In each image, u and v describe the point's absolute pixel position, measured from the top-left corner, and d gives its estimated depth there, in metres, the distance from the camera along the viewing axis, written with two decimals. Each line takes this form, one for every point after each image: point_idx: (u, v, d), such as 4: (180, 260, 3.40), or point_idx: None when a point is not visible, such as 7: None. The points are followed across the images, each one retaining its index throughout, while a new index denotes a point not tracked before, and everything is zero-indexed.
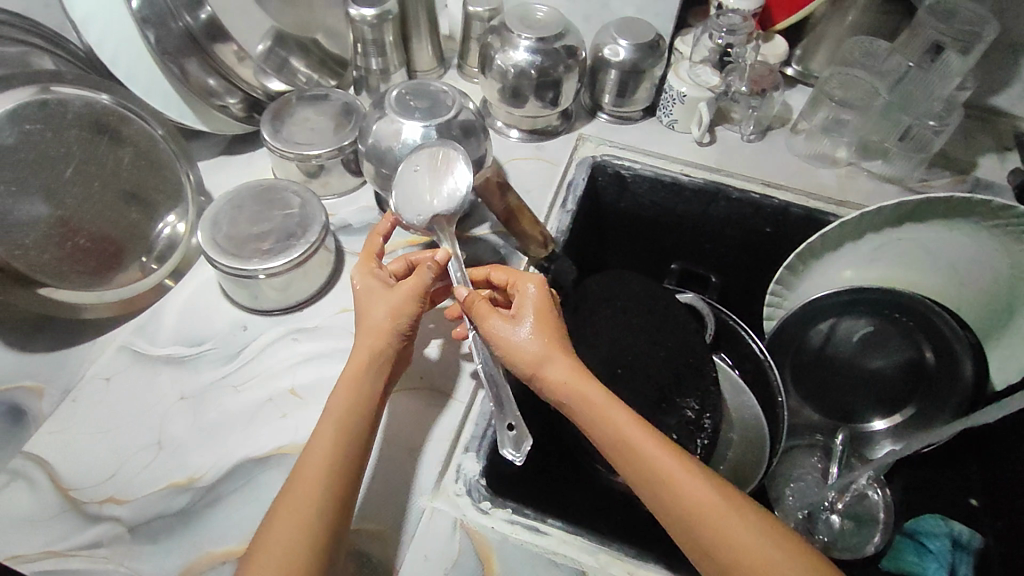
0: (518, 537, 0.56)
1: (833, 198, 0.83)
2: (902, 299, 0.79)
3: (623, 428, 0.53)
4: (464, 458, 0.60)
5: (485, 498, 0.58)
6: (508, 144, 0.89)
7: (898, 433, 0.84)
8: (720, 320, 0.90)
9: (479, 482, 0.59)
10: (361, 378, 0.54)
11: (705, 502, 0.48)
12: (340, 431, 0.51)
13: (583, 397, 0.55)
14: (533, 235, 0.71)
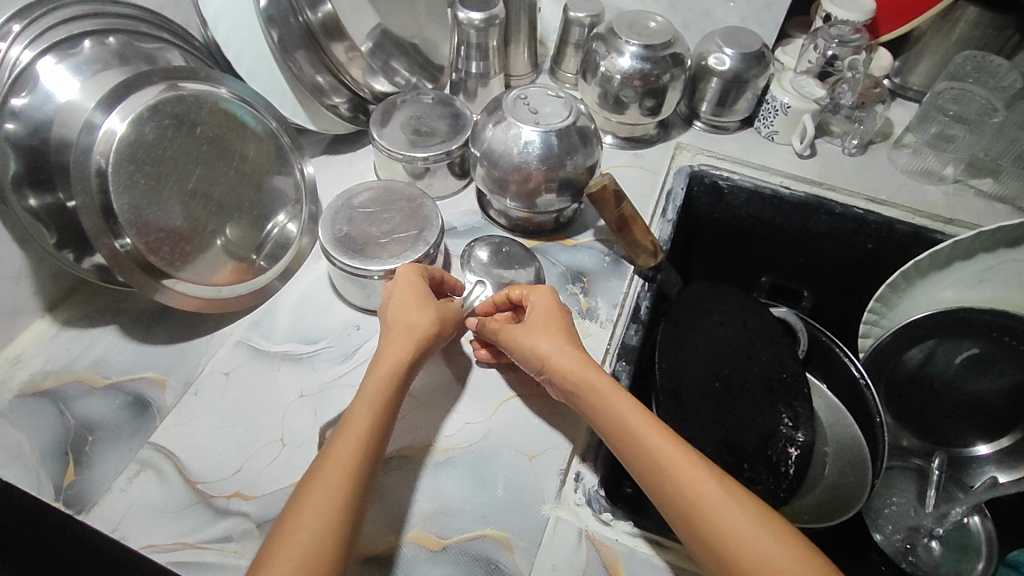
0: (645, 550, 0.54)
1: (941, 216, 0.82)
2: (1013, 324, 0.75)
3: (632, 420, 0.51)
4: (582, 467, 0.60)
5: (606, 509, 0.57)
6: (606, 151, 0.89)
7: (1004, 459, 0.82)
8: (814, 336, 0.88)
9: (599, 492, 0.58)
10: (393, 365, 0.53)
11: (716, 500, 0.45)
12: (360, 413, 0.50)
13: (594, 389, 0.53)
14: (644, 243, 0.70)
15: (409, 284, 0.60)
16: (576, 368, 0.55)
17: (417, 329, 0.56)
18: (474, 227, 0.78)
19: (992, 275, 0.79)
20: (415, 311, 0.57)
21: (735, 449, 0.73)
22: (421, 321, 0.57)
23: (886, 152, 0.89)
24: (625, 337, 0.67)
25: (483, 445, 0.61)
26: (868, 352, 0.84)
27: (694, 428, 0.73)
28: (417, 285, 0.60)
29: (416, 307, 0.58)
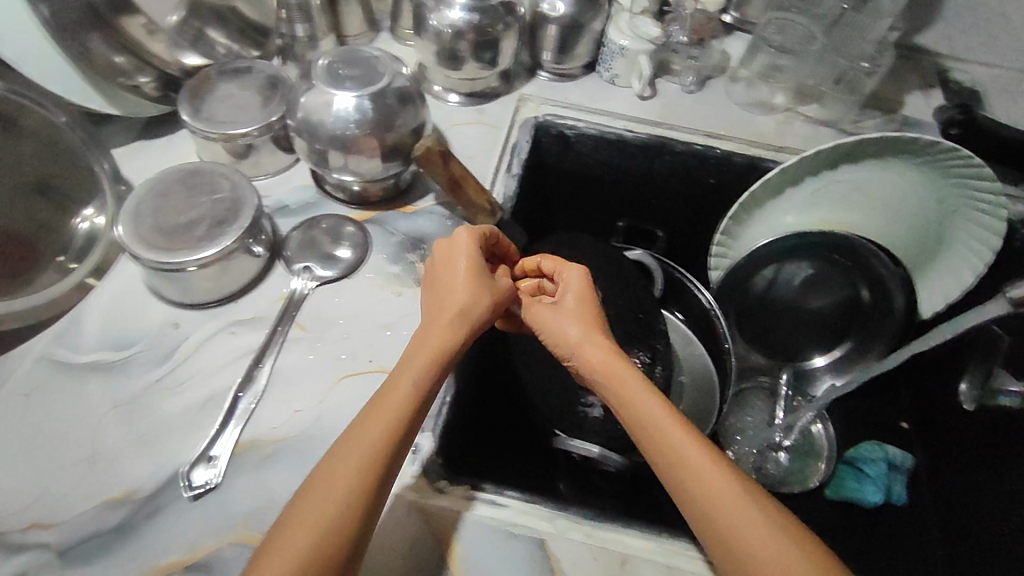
0: (478, 513, 0.55)
1: (773, 144, 0.85)
2: (840, 240, 0.82)
3: (644, 410, 0.49)
4: (419, 438, 0.57)
5: (441, 477, 0.56)
6: (449, 109, 0.85)
7: (837, 368, 0.90)
8: (669, 274, 0.91)
9: (435, 461, 0.56)
10: (431, 352, 0.50)
11: (729, 499, 0.44)
12: (381, 409, 0.47)
13: (620, 381, 0.52)
14: (480, 203, 0.69)
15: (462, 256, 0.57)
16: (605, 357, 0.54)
17: (458, 305, 0.54)
18: (308, 203, 0.73)
19: (818, 198, 0.84)
20: (465, 286, 0.55)
21: None
22: (466, 300, 0.54)
23: (723, 86, 0.90)
24: None
25: (312, 430, 0.56)
26: (719, 283, 0.87)
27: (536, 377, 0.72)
28: (469, 258, 0.56)
29: (468, 285, 0.55)
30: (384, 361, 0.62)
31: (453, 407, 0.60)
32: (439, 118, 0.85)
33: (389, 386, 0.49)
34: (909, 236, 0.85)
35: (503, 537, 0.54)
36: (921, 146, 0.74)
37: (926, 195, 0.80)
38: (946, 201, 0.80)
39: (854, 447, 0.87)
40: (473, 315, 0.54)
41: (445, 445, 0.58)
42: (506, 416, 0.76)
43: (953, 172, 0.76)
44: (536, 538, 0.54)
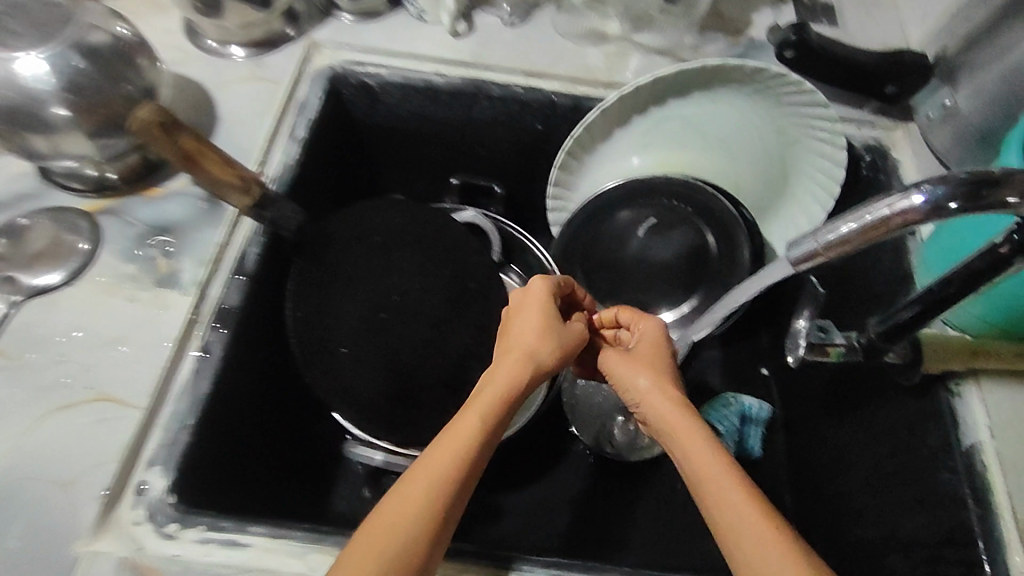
0: (211, 557, 0.47)
1: (601, 80, 0.74)
2: (674, 186, 0.76)
3: (686, 442, 0.47)
4: (147, 475, 0.49)
5: (170, 520, 0.48)
6: (224, 65, 0.71)
7: (684, 322, 0.78)
8: (504, 235, 0.83)
9: (164, 502, 0.48)
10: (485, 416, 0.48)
11: (750, 532, 0.41)
12: (454, 439, 0.46)
13: (682, 433, 0.48)
14: (227, 179, 0.57)
15: (535, 305, 0.57)
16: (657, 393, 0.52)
17: (527, 349, 0.53)
18: (24, 194, 0.60)
19: (651, 139, 0.76)
20: (532, 338, 0.54)
21: (402, 382, 0.69)
22: (533, 342, 0.54)
23: (550, 15, 0.78)
24: (222, 297, 0.58)
25: (5, 479, 0.48)
26: (562, 235, 0.81)
27: (325, 383, 0.66)
28: (544, 307, 0.56)
29: (527, 335, 0.54)
30: (106, 387, 0.52)
31: (196, 431, 0.52)
32: (206, 75, 0.70)
33: (457, 421, 0.48)
34: (756, 174, 0.76)
35: None
36: (747, 74, 0.67)
37: (764, 128, 0.73)
38: (785, 133, 0.73)
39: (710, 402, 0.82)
40: (533, 361, 0.53)
41: (184, 479, 0.50)
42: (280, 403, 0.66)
43: (783, 99, 0.69)
44: None
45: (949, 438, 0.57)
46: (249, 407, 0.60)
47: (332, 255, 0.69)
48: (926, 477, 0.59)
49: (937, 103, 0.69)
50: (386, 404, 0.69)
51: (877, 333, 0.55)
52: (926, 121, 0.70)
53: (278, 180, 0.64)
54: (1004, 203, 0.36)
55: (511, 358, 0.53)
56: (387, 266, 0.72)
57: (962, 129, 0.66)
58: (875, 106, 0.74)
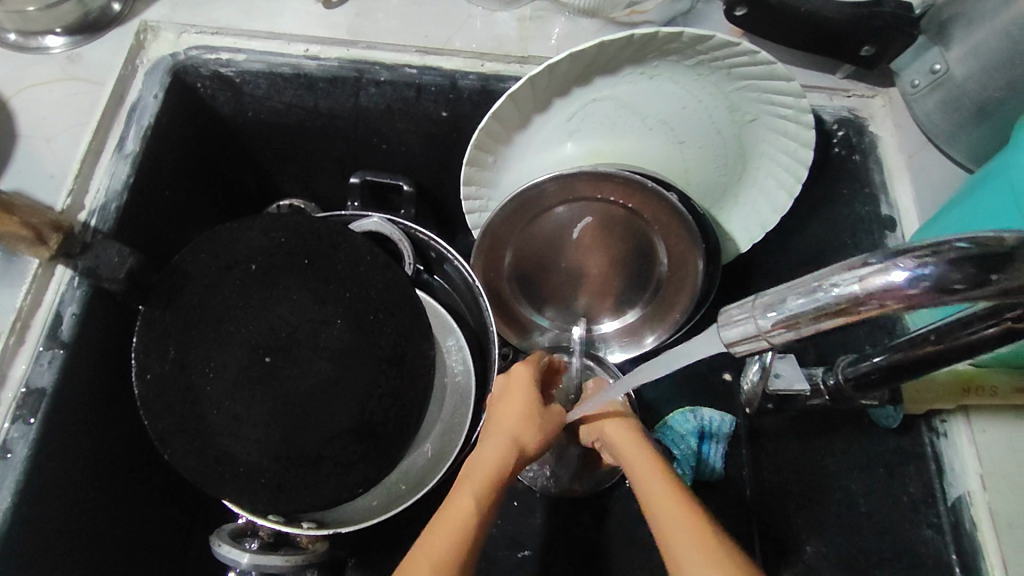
0: None
1: (513, 54, 0.60)
2: (618, 180, 0.61)
3: (658, 506, 0.42)
4: None
5: None
6: (25, 62, 0.55)
7: (628, 331, 0.74)
8: (415, 241, 0.69)
9: None
10: (472, 513, 0.43)
11: None
12: (452, 522, 0.42)
13: (668, 519, 0.41)
14: (9, 230, 0.44)
15: (524, 393, 0.52)
16: (637, 457, 0.48)
17: (523, 435, 0.49)
18: None
19: (580, 123, 0.61)
20: (518, 419, 0.50)
21: (293, 443, 0.56)
22: (523, 429, 0.49)
23: None
24: (29, 377, 0.45)
25: None
26: (484, 229, 0.64)
27: (186, 463, 0.53)
28: (530, 389, 0.52)
29: (514, 420, 0.50)
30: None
31: None
32: (2, 77, 0.54)
33: (450, 503, 0.44)
34: (705, 158, 0.63)
35: None
36: (685, 43, 0.53)
37: (716, 105, 0.60)
38: (739, 112, 0.60)
39: (666, 418, 0.71)
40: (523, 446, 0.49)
41: None
42: (134, 489, 0.54)
43: (736, 70, 0.56)
44: None
45: (932, 489, 0.49)
46: (81, 509, 0.48)
47: (182, 300, 0.55)
48: (903, 530, 0.51)
49: (924, 67, 0.56)
50: (276, 472, 0.55)
51: (847, 380, 0.45)
52: (911, 89, 0.58)
53: (101, 214, 0.51)
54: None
55: (492, 439, 0.49)
56: (261, 298, 0.58)
57: (953, 99, 0.54)
58: (849, 71, 0.61)
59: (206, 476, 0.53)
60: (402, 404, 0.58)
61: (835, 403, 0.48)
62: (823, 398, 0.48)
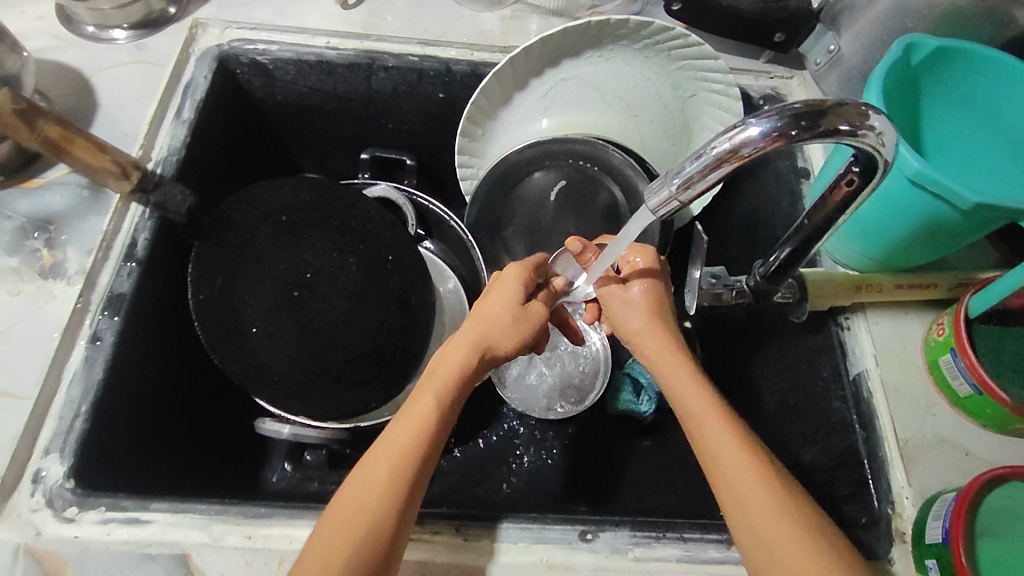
0: (112, 537, 0.49)
1: (497, 45, 0.74)
2: (578, 145, 0.75)
3: (702, 412, 0.48)
4: (45, 462, 0.50)
5: (70, 504, 0.49)
6: (102, 50, 0.68)
7: None
8: (418, 207, 0.81)
9: (64, 488, 0.50)
10: (432, 410, 0.48)
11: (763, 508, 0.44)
12: (411, 422, 0.48)
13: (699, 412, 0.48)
14: (102, 166, 0.56)
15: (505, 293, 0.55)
16: (661, 355, 0.52)
17: (491, 337, 0.52)
18: None
19: (552, 100, 0.76)
20: (492, 322, 0.53)
21: (319, 359, 0.66)
22: (489, 329, 0.52)
23: None
24: (112, 284, 0.57)
25: None
26: (472, 196, 0.78)
27: (231, 365, 0.64)
28: (514, 293, 0.54)
29: (484, 322, 0.53)
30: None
31: (91, 418, 0.53)
32: (83, 61, 0.68)
33: (411, 405, 0.49)
34: (656, 128, 0.77)
35: (137, 560, 0.48)
36: (631, 29, 0.68)
37: (661, 82, 0.74)
38: (682, 88, 0.74)
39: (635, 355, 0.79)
40: (490, 349, 0.52)
41: (84, 464, 0.51)
42: (187, 391, 0.66)
43: (675, 53, 0.71)
44: (181, 553, 0.49)
45: (839, 368, 0.61)
46: (146, 398, 0.59)
47: (223, 238, 0.66)
48: (823, 407, 0.63)
49: (824, 49, 0.70)
50: (305, 382, 0.66)
51: (762, 277, 0.56)
52: (815, 67, 0.71)
53: (165, 164, 0.63)
54: (836, 130, 0.38)
55: (461, 336, 0.52)
56: (293, 243, 0.69)
57: (846, 74, 0.69)
58: (770, 56, 0.74)
59: (248, 379, 0.64)
60: (410, 327, 0.70)
61: (757, 300, 0.60)
62: (747, 298, 0.60)
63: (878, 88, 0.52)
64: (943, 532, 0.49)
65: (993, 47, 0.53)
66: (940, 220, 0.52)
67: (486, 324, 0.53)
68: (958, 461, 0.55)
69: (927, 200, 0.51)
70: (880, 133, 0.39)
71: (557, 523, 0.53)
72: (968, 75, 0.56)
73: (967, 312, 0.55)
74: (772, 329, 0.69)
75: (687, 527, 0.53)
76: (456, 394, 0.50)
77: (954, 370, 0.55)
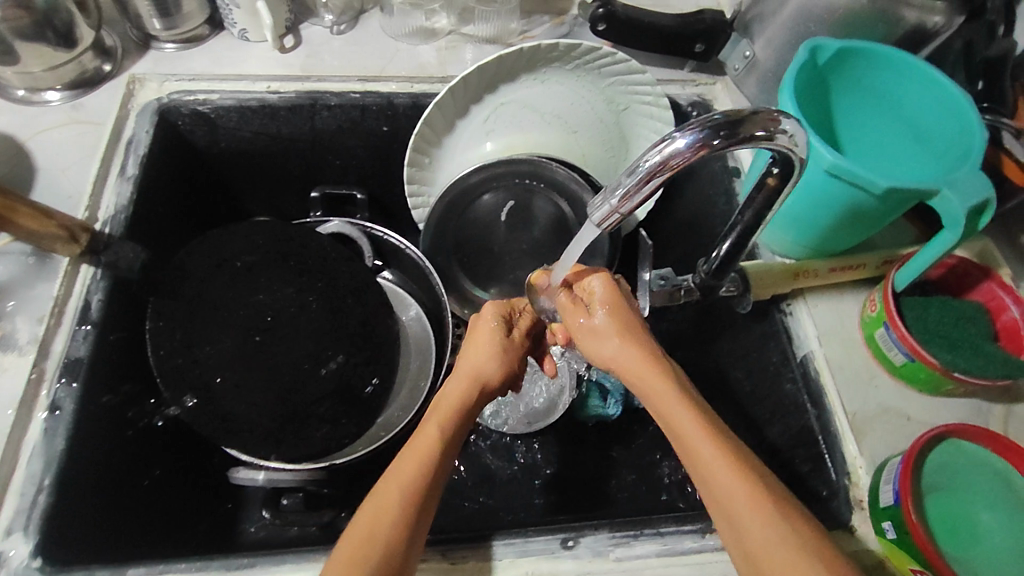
0: None
1: (435, 76, 0.76)
2: (523, 165, 0.77)
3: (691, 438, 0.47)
4: (6, 542, 0.49)
5: None
6: (36, 113, 0.68)
7: None
8: (375, 240, 0.82)
9: (31, 566, 0.49)
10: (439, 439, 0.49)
11: (753, 523, 0.43)
12: (420, 449, 0.48)
13: (687, 440, 0.47)
14: (49, 231, 0.56)
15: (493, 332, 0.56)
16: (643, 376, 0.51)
17: (482, 372, 0.54)
18: None
19: (494, 123, 0.78)
20: (485, 357, 0.54)
21: (287, 402, 0.65)
22: (482, 362, 0.54)
23: (377, 20, 0.79)
24: (68, 349, 0.56)
25: None
26: (427, 222, 0.78)
27: (194, 418, 0.62)
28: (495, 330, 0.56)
29: (478, 358, 0.55)
30: None
31: (55, 491, 0.52)
32: (16, 126, 0.67)
33: (418, 434, 0.50)
34: (595, 143, 0.80)
35: None
36: (562, 51, 0.72)
37: (595, 99, 0.77)
38: (615, 103, 0.78)
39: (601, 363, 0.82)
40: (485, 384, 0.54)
41: (50, 539, 0.51)
42: (152, 450, 0.65)
43: (605, 70, 0.74)
44: None
45: (788, 353, 0.65)
46: (108, 464, 0.58)
47: (173, 292, 0.65)
48: (777, 390, 0.66)
49: (740, 55, 0.75)
50: (275, 428, 0.64)
51: (706, 273, 0.60)
52: (734, 72, 0.76)
53: (112, 222, 0.63)
54: (754, 136, 0.42)
55: (457, 375, 0.54)
56: (251, 288, 0.68)
57: (764, 77, 0.74)
58: (693, 65, 0.79)
59: (216, 432, 0.62)
60: (378, 358, 0.70)
61: (704, 296, 0.63)
62: (696, 296, 0.63)
63: (791, 89, 0.56)
64: (894, 494, 0.52)
65: (888, 45, 0.58)
66: (859, 205, 0.56)
67: (475, 364, 0.54)
68: (901, 427, 0.60)
69: (845, 189, 0.55)
70: (791, 135, 0.43)
71: (538, 535, 0.54)
72: (869, 73, 0.61)
73: (893, 286, 0.60)
74: (724, 322, 0.72)
75: (662, 522, 0.55)
76: (460, 424, 0.51)
77: (889, 341, 0.59)
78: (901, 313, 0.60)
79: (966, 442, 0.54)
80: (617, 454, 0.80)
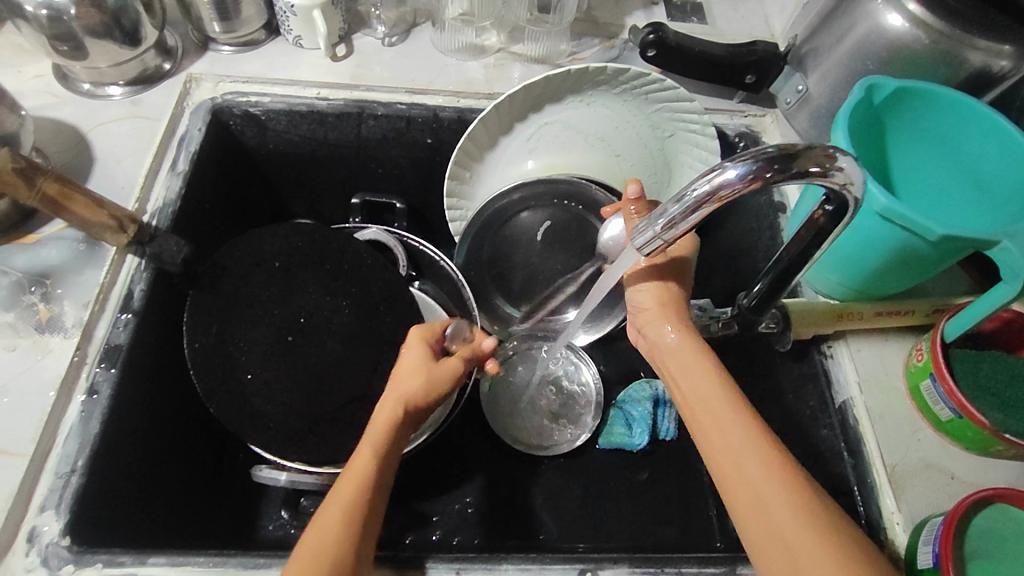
0: None
1: (481, 92, 0.77)
2: (562, 185, 0.75)
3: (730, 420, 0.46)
4: (38, 519, 0.50)
5: (66, 563, 0.49)
6: (99, 106, 0.70)
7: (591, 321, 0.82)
8: (411, 250, 0.82)
9: (59, 545, 0.49)
10: (375, 463, 0.50)
11: (785, 507, 0.42)
12: (354, 473, 0.49)
13: (723, 422, 0.47)
14: (99, 220, 0.57)
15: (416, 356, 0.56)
16: (684, 355, 0.51)
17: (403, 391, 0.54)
18: None
19: (537, 142, 0.78)
20: (411, 377, 0.54)
21: (314, 403, 0.66)
22: (409, 384, 0.54)
23: (428, 34, 0.80)
24: (109, 336, 0.58)
25: None
26: (462, 235, 0.77)
27: (225, 412, 0.63)
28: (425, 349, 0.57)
29: (402, 379, 0.55)
30: None
31: (87, 473, 0.52)
32: (78, 116, 0.69)
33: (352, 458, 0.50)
34: (638, 167, 0.79)
35: None
36: (610, 75, 0.72)
37: (640, 123, 0.77)
38: (660, 128, 0.77)
39: (625, 389, 0.81)
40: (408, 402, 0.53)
41: (79, 521, 0.51)
42: (180, 440, 0.66)
43: (653, 95, 0.74)
44: None
45: (825, 397, 0.62)
46: (139, 448, 0.59)
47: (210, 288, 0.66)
48: (813, 435, 0.64)
49: (793, 88, 0.73)
50: (300, 429, 0.64)
51: (745, 307, 0.58)
52: (786, 106, 0.75)
53: (160, 216, 0.65)
54: (808, 171, 0.41)
55: (386, 396, 0.54)
56: (289, 286, 0.69)
57: (816, 114, 0.72)
58: (743, 96, 0.78)
59: (243, 427, 0.63)
60: None
61: (744, 330, 0.61)
62: (734, 327, 0.61)
63: (845, 127, 0.54)
64: (933, 557, 0.49)
65: (950, 89, 0.56)
66: (909, 249, 0.54)
67: (405, 388, 0.54)
68: (944, 485, 0.56)
69: (895, 231, 0.53)
70: (847, 172, 0.42)
71: (555, 563, 0.53)
72: (927, 115, 0.59)
73: (943, 337, 0.57)
74: (759, 360, 0.71)
75: (684, 561, 0.53)
76: (393, 442, 0.52)
77: (935, 394, 0.57)
78: (950, 365, 0.57)
79: (1012, 508, 0.51)
80: (639, 485, 0.78)
